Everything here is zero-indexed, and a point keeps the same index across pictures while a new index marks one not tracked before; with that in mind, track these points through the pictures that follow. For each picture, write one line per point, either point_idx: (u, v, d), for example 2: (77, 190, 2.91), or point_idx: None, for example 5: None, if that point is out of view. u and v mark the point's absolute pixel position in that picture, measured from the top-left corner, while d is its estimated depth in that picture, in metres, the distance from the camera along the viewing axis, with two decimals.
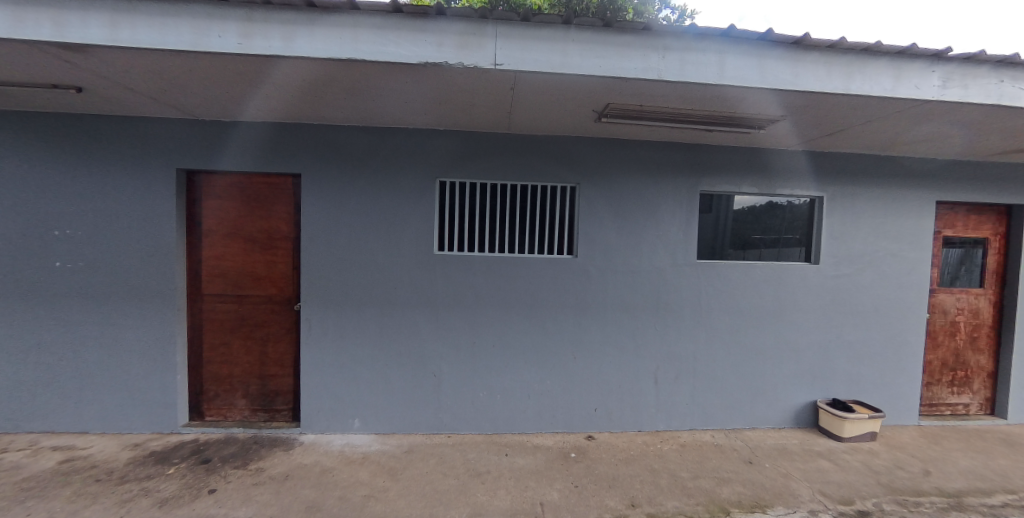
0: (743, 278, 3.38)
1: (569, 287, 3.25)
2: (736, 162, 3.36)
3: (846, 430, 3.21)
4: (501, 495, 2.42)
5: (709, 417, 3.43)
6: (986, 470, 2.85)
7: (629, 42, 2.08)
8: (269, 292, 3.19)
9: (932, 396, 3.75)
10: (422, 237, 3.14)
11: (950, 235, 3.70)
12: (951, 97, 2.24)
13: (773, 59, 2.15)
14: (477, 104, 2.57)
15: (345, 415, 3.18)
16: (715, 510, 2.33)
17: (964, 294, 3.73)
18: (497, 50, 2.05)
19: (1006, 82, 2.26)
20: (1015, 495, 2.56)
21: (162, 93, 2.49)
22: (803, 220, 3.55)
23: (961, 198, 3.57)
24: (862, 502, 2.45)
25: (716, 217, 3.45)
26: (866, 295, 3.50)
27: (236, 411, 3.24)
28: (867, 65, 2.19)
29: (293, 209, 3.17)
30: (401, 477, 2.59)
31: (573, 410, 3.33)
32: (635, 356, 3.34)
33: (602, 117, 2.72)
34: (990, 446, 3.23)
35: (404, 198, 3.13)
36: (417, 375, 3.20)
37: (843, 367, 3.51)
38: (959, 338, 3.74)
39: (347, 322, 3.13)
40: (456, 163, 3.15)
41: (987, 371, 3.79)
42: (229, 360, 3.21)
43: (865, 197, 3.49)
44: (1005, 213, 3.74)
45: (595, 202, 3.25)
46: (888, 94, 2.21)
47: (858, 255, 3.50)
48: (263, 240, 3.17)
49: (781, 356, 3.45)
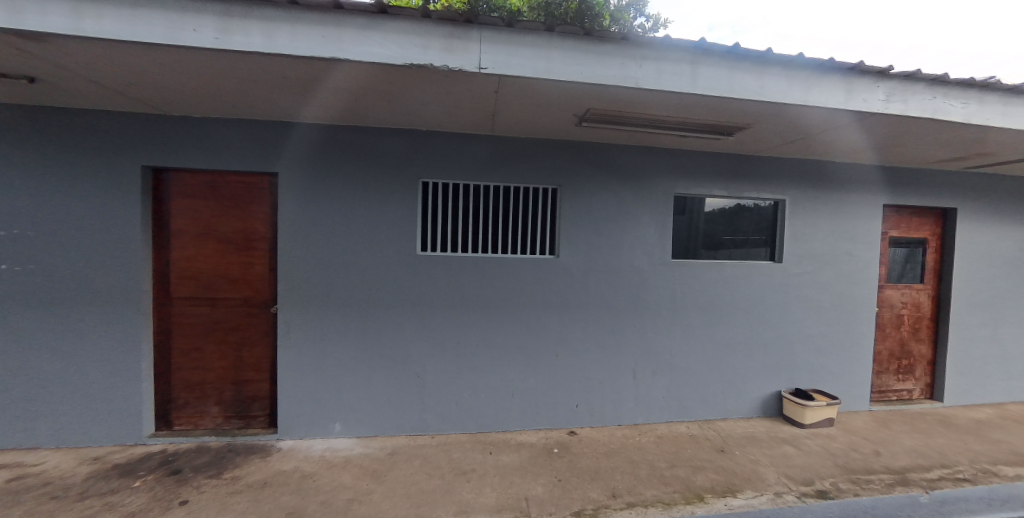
0: (713, 276, 3.57)
1: (551, 286, 3.32)
2: (709, 166, 3.55)
3: (807, 417, 3.45)
4: (486, 493, 2.46)
5: (685, 409, 3.60)
6: (926, 449, 3.14)
7: (610, 50, 2.16)
8: (245, 294, 3.08)
9: (881, 383, 4.09)
10: (405, 237, 3.13)
11: (896, 236, 4.05)
12: (894, 110, 2.47)
13: (741, 70, 2.29)
14: (461, 106, 2.59)
15: (326, 419, 3.12)
16: (690, 497, 2.45)
17: (908, 290, 4.09)
18: (482, 54, 2.08)
19: (939, 98, 2.51)
20: (950, 470, 2.83)
21: (127, 87, 2.37)
22: (767, 221, 3.77)
23: (904, 201, 3.91)
24: (821, 482, 2.64)
25: (691, 220, 3.63)
26: (824, 290, 3.77)
27: (209, 419, 3.11)
28: (823, 79, 2.37)
29: (270, 209, 3.08)
30: (385, 479, 2.58)
31: (557, 407, 3.41)
32: (614, 351, 3.45)
33: (582, 121, 2.81)
34: (930, 427, 3.56)
35: (388, 198, 3.11)
36: (399, 376, 3.18)
37: (804, 358, 3.77)
38: (904, 330, 4.10)
39: (328, 324, 3.07)
40: (440, 164, 3.16)
41: (927, 359, 4.16)
42: (202, 366, 3.08)
43: (824, 201, 3.75)
44: (942, 215, 4.12)
45: (577, 204, 3.34)
46: (841, 106, 2.42)
47: (817, 254, 3.76)
48: (238, 241, 3.06)
49: (749, 349, 3.67)
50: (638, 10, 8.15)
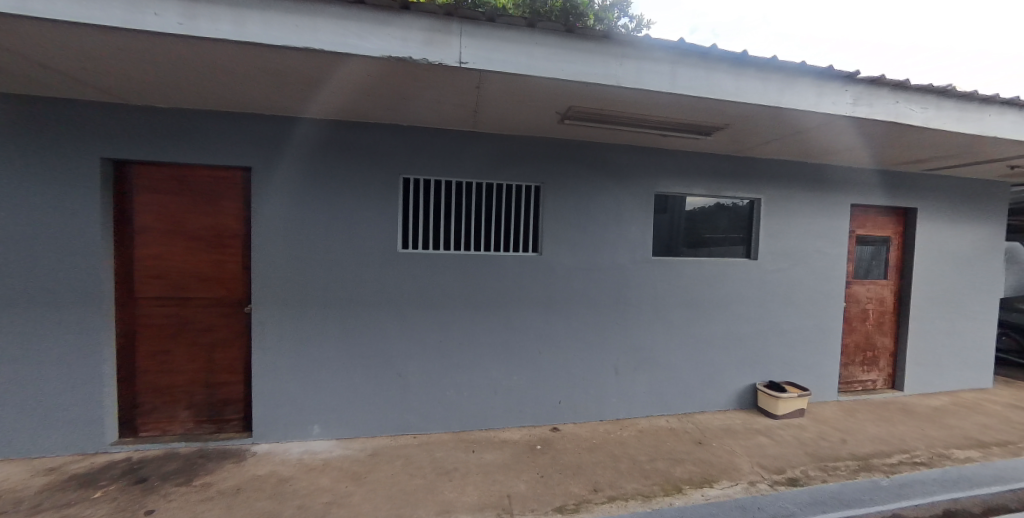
0: (693, 273, 3.65)
1: (535, 284, 3.33)
2: (689, 165, 3.62)
3: (780, 408, 3.58)
4: (468, 491, 2.44)
5: (665, 404, 3.68)
6: (888, 436, 3.31)
7: (591, 48, 2.17)
8: (217, 294, 2.96)
9: (848, 375, 4.29)
10: (385, 235, 3.07)
11: (863, 234, 4.24)
12: (861, 113, 2.58)
13: (718, 71, 2.34)
14: (443, 101, 2.55)
15: (304, 422, 3.03)
16: (669, 489, 2.50)
17: (873, 285, 4.29)
18: (463, 49, 2.05)
19: (902, 103, 2.64)
20: (909, 455, 3.00)
21: (84, 73, 2.22)
22: (743, 220, 3.88)
23: (870, 202, 4.10)
24: (792, 470, 2.75)
25: (672, 218, 3.69)
26: (796, 286, 3.91)
27: (178, 424, 2.98)
28: (796, 82, 2.45)
29: (243, 205, 2.96)
30: (366, 481, 2.53)
31: (540, 404, 3.42)
32: (597, 348, 3.49)
33: (565, 118, 2.81)
34: (892, 416, 3.75)
35: (368, 195, 3.04)
36: (381, 376, 3.13)
37: (778, 352, 3.91)
38: (869, 324, 4.30)
39: (306, 324, 2.98)
40: (422, 160, 3.11)
41: (890, 351, 4.39)
42: (171, 369, 2.94)
43: (797, 200, 3.89)
44: (904, 215, 4.34)
45: (560, 201, 3.35)
46: (813, 108, 2.50)
47: (791, 251, 3.89)
48: (209, 238, 2.93)
49: (726, 344, 3.77)
50: (622, 11, 8.25)
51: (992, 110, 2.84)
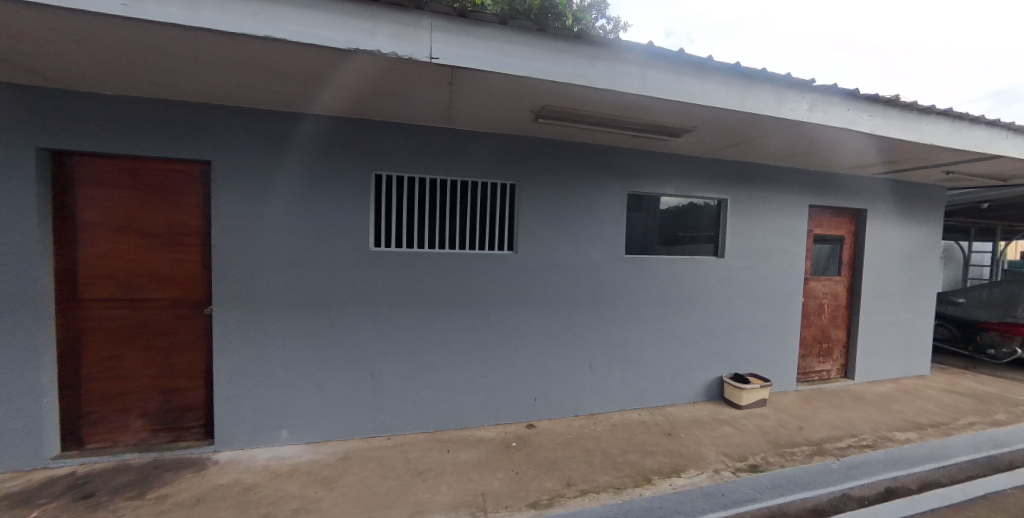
0: (664, 270, 3.76)
1: (510, 281, 3.34)
2: (660, 165, 3.72)
3: (744, 398, 3.76)
4: (442, 491, 2.43)
5: (637, 397, 3.78)
6: (840, 422, 3.54)
7: (563, 47, 2.19)
8: (174, 294, 2.80)
9: (806, 365, 4.55)
10: (356, 233, 2.99)
11: (819, 233, 4.49)
12: (816, 119, 2.73)
13: (686, 75, 2.41)
14: (415, 96, 2.51)
15: (270, 427, 2.92)
16: (640, 480, 2.58)
17: (828, 281, 4.56)
18: (434, 44, 2.02)
19: (852, 110, 2.81)
20: (858, 438, 3.22)
21: (16, 55, 2.03)
22: (710, 219, 4.03)
23: (826, 202, 4.35)
24: (754, 458, 2.89)
25: (644, 217, 3.79)
26: (759, 282, 4.11)
27: (131, 433, 2.79)
28: (757, 87, 2.57)
29: (202, 201, 2.81)
30: (336, 485, 2.46)
31: (516, 401, 3.44)
32: (572, 344, 3.54)
33: (539, 117, 2.83)
34: (844, 403, 4.01)
35: (338, 191, 2.95)
36: (353, 377, 3.05)
37: (742, 345, 4.09)
38: (825, 317, 4.57)
39: (272, 325, 2.87)
40: (395, 156, 3.05)
41: (843, 342, 4.68)
42: (122, 376, 2.75)
43: (760, 200, 4.07)
44: (856, 215, 4.63)
45: (535, 200, 3.37)
46: (773, 113, 2.63)
47: (754, 249, 4.08)
48: (165, 236, 2.76)
49: (695, 339, 3.91)
50: (600, 12, 8.37)
51: (930, 119, 3.08)
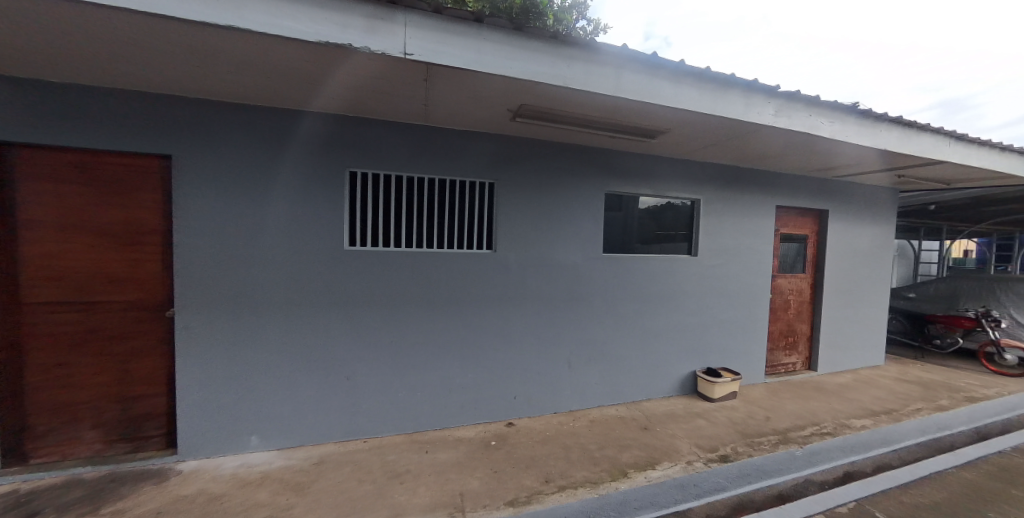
0: (640, 268, 3.85)
1: (489, 280, 3.33)
2: (636, 166, 3.80)
3: (716, 392, 3.90)
4: (420, 492, 2.40)
5: (615, 393, 3.85)
6: (803, 412, 3.72)
7: (539, 47, 2.20)
8: (131, 297, 2.64)
9: (773, 358, 4.76)
10: (330, 231, 2.91)
11: (786, 232, 4.71)
12: (781, 124, 2.86)
13: (659, 78, 2.48)
14: (390, 92, 2.46)
15: (239, 433, 2.81)
16: (616, 474, 2.63)
17: (794, 278, 4.78)
18: (408, 39, 1.98)
19: (813, 116, 2.96)
20: (819, 427, 3.40)
21: None
22: (684, 218, 4.15)
23: (792, 203, 4.56)
24: (724, 448, 3.01)
25: (621, 216, 3.86)
26: (730, 280, 4.27)
27: (82, 446, 2.61)
28: (726, 92, 2.66)
29: (163, 198, 2.66)
30: (309, 491, 2.40)
31: (496, 400, 3.43)
32: (550, 342, 3.57)
33: (516, 116, 2.83)
34: (808, 393, 4.23)
35: (310, 189, 2.86)
36: (327, 380, 2.97)
37: (714, 340, 4.24)
38: (791, 312, 4.79)
39: (241, 328, 2.76)
40: (370, 153, 2.98)
41: (807, 336, 4.92)
42: (71, 384, 2.56)
43: (731, 201, 4.23)
44: (819, 215, 4.87)
45: (513, 198, 3.37)
46: (741, 117, 2.73)
47: (726, 247, 4.23)
48: (120, 234, 2.59)
49: (670, 335, 4.02)
50: (580, 13, 8.46)
51: (883, 126, 3.28)
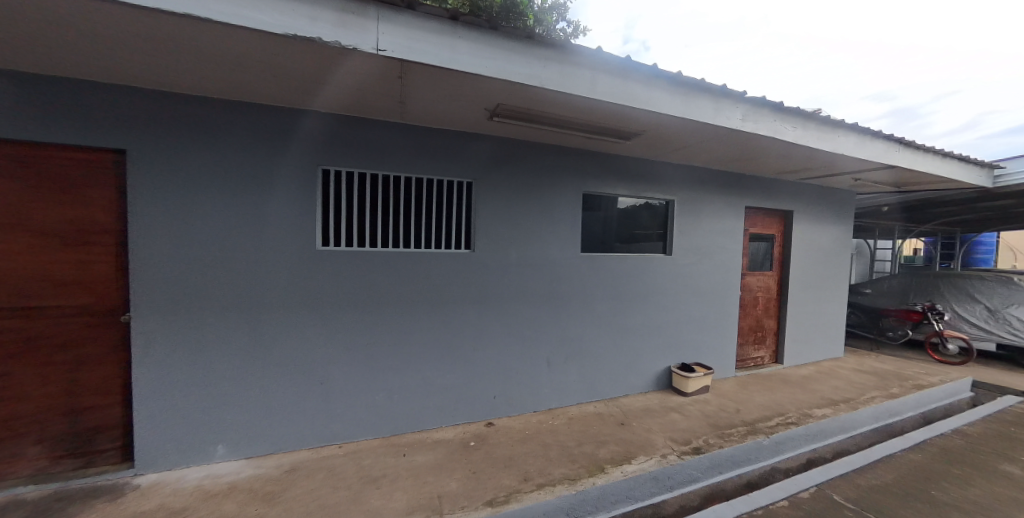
0: (616, 267, 3.92)
1: (468, 280, 3.31)
2: (612, 167, 3.86)
3: (689, 386, 4.01)
4: (396, 496, 2.36)
5: (593, 390, 3.91)
6: (770, 403, 3.89)
7: (514, 47, 2.20)
8: (81, 301, 2.46)
9: (743, 353, 4.95)
10: (302, 231, 2.82)
11: (754, 232, 4.91)
12: (748, 128, 2.98)
13: (632, 81, 2.53)
14: (363, 88, 2.40)
15: (204, 443, 2.67)
16: (593, 470, 2.67)
17: (762, 276, 4.99)
18: (380, 34, 1.94)
19: (778, 121, 3.10)
20: (785, 417, 3.57)
21: None
22: (660, 218, 4.25)
23: (760, 204, 4.75)
24: (696, 440, 3.10)
25: (599, 216, 3.92)
26: (703, 277, 4.41)
27: (25, 464, 2.41)
28: (697, 96, 2.75)
29: (116, 196, 2.50)
30: (280, 500, 2.31)
31: (475, 400, 3.42)
32: (529, 341, 3.58)
33: (493, 116, 2.83)
34: (775, 386, 4.42)
35: (279, 187, 2.76)
36: (299, 384, 2.87)
37: (688, 336, 4.37)
38: (759, 308, 5.00)
39: (206, 332, 2.63)
40: (344, 151, 2.90)
41: (774, 331, 5.15)
42: (11, 398, 2.35)
43: (703, 201, 4.37)
44: (785, 216, 5.10)
45: (491, 198, 3.36)
46: (711, 121, 2.83)
47: (698, 246, 4.36)
48: (67, 234, 2.41)
49: (645, 332, 4.12)
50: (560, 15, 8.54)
51: (842, 132, 3.47)
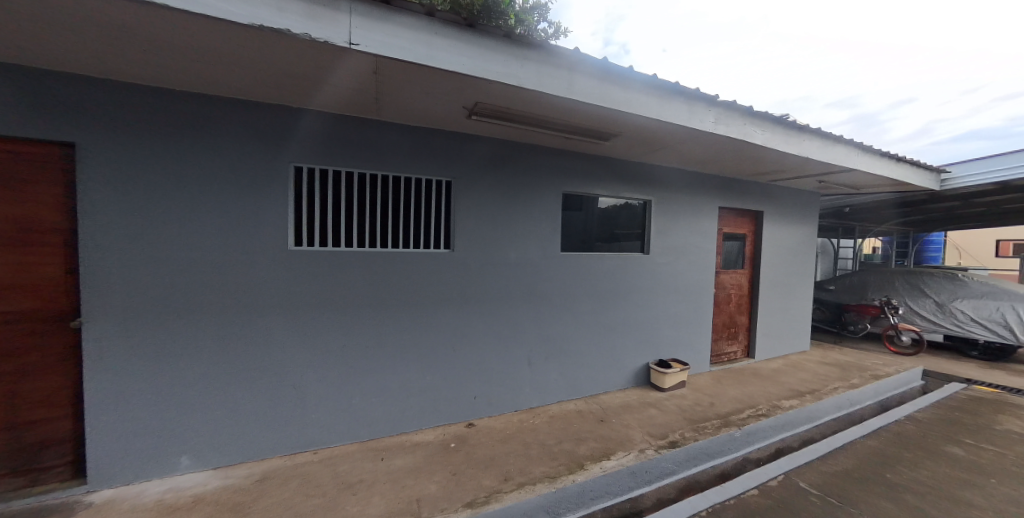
0: (596, 266, 3.97)
1: (447, 280, 3.27)
2: (591, 167, 3.91)
3: (666, 381, 4.11)
4: (374, 502, 2.31)
5: (574, 388, 3.94)
6: (742, 396, 4.04)
7: (492, 45, 2.19)
8: (23, 306, 2.27)
9: (717, 348, 5.12)
10: (272, 230, 2.71)
11: (727, 231, 5.08)
12: (720, 131, 3.07)
13: (609, 82, 2.56)
14: (336, 83, 2.33)
15: (166, 454, 2.53)
16: (573, 467, 2.69)
17: (734, 274, 5.17)
18: (353, 28, 1.89)
19: (748, 124, 3.22)
20: (756, 409, 3.71)
21: None
22: (637, 218, 4.33)
23: (732, 204, 4.92)
24: (673, 434, 3.18)
25: (579, 215, 3.96)
26: (678, 275, 4.52)
27: None
28: (672, 99, 2.81)
29: (64, 192, 2.33)
30: (250, 511, 2.22)
31: (455, 401, 3.38)
32: (510, 340, 3.58)
33: (472, 114, 2.81)
34: (747, 379, 4.59)
35: (248, 184, 2.64)
36: (271, 390, 2.76)
37: (665, 333, 4.48)
38: (732, 305, 5.18)
39: (168, 337, 2.49)
40: (317, 148, 2.81)
41: (746, 327, 5.35)
42: None
43: (679, 201, 4.48)
44: (755, 216, 5.31)
45: (471, 197, 3.34)
46: (685, 123, 2.90)
47: (674, 245, 4.48)
48: (7, 234, 2.22)
49: (624, 329, 4.19)
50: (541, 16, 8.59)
51: (806, 136, 3.63)
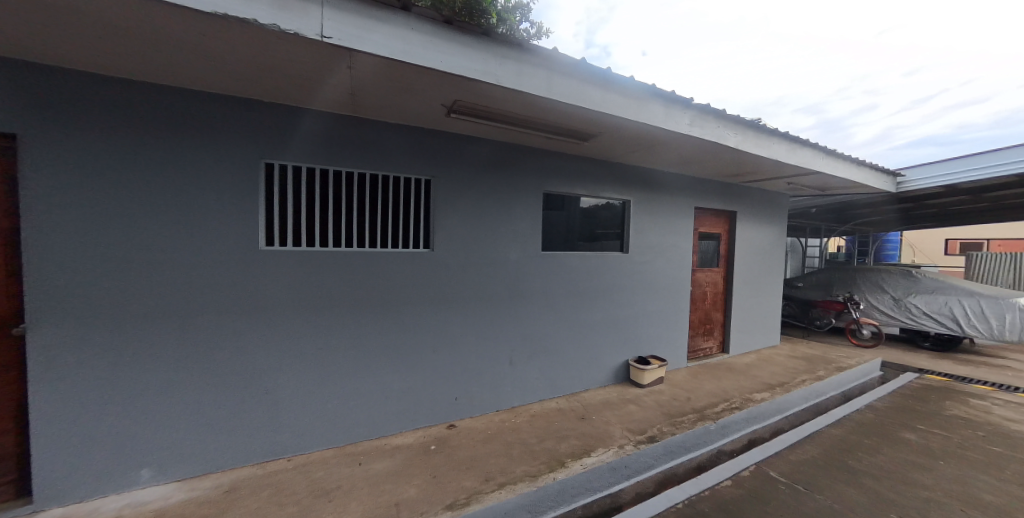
0: (576, 264, 4.00)
1: (427, 280, 3.22)
2: (572, 167, 3.93)
3: (645, 378, 4.19)
4: (350, 508, 2.25)
5: (555, 386, 3.96)
6: (717, 390, 4.16)
7: (470, 42, 2.17)
8: None
9: (694, 344, 5.26)
10: (241, 229, 2.59)
11: (703, 231, 5.22)
12: (695, 133, 3.14)
13: (588, 83, 2.58)
14: (308, 77, 2.25)
15: (125, 467, 2.38)
16: (554, 465, 2.70)
17: (710, 272, 5.33)
18: (325, 20, 1.82)
19: (721, 127, 3.30)
20: (729, 402, 3.83)
21: None
22: (617, 217, 4.38)
23: (707, 204, 5.06)
24: (652, 430, 3.24)
25: (560, 215, 3.97)
26: (656, 273, 4.62)
27: None
28: (649, 100, 2.86)
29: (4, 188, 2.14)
30: None
31: (436, 402, 3.34)
32: (492, 340, 3.56)
33: (451, 112, 2.77)
34: (721, 374, 4.73)
35: (214, 180, 2.51)
36: (241, 396, 2.64)
37: (643, 330, 4.56)
38: (707, 302, 5.33)
39: (126, 343, 2.34)
40: (290, 143, 2.70)
41: (720, 323, 5.52)
42: None
43: (657, 200, 4.57)
44: (730, 216, 5.48)
45: (451, 195, 3.29)
46: (662, 125, 2.95)
47: (652, 244, 4.56)
48: None
49: (604, 327, 4.24)
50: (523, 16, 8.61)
51: (776, 139, 3.77)
